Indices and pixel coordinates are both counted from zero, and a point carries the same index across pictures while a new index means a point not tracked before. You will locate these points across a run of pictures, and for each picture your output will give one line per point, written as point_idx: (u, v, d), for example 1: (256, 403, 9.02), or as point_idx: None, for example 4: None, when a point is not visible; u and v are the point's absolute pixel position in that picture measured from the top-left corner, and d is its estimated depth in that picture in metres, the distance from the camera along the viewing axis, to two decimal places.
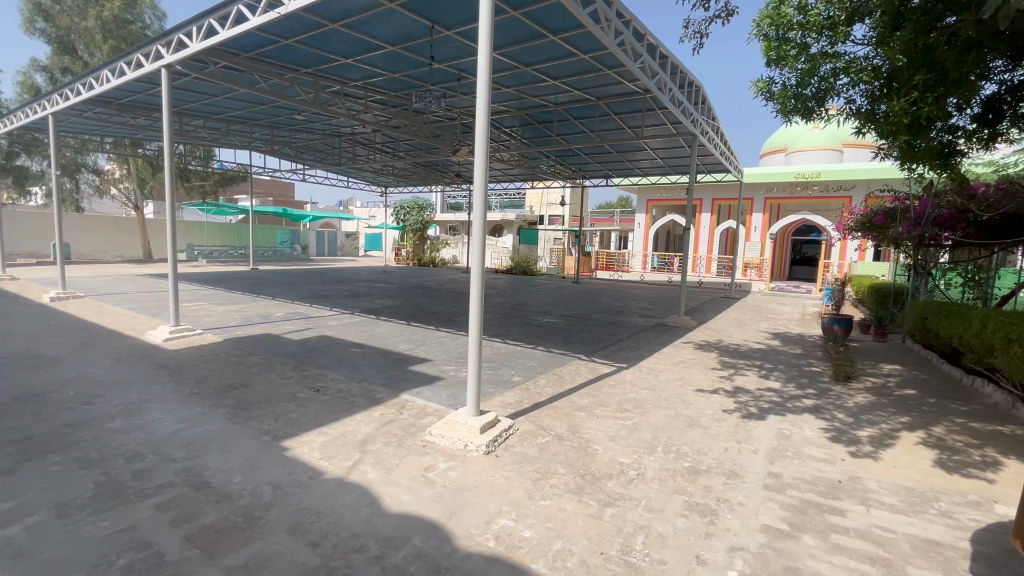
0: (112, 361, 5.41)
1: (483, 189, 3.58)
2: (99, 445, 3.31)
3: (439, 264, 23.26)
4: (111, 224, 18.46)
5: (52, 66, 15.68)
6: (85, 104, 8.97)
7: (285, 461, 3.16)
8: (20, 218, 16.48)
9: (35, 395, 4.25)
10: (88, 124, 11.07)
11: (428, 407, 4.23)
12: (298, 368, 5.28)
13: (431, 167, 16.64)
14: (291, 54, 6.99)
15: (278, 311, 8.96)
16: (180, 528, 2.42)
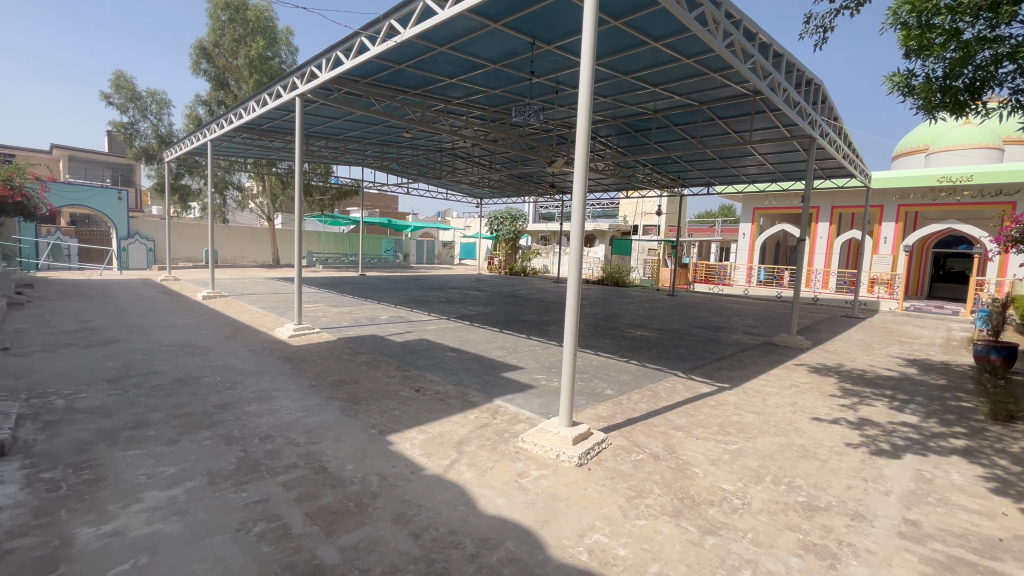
0: (248, 353, 6.22)
1: (583, 199, 3.59)
2: (238, 425, 3.82)
3: (530, 273, 23.61)
4: (249, 234, 21.29)
5: (210, 100, 18.51)
6: (235, 131, 10.48)
7: (389, 454, 3.40)
8: (183, 229, 19.65)
9: (192, 378, 5.02)
10: (235, 148, 12.89)
11: (520, 414, 4.30)
12: (401, 368, 5.65)
13: (525, 178, 17.00)
14: (403, 78, 7.59)
15: (383, 314, 9.69)
16: (303, 505, 2.70)
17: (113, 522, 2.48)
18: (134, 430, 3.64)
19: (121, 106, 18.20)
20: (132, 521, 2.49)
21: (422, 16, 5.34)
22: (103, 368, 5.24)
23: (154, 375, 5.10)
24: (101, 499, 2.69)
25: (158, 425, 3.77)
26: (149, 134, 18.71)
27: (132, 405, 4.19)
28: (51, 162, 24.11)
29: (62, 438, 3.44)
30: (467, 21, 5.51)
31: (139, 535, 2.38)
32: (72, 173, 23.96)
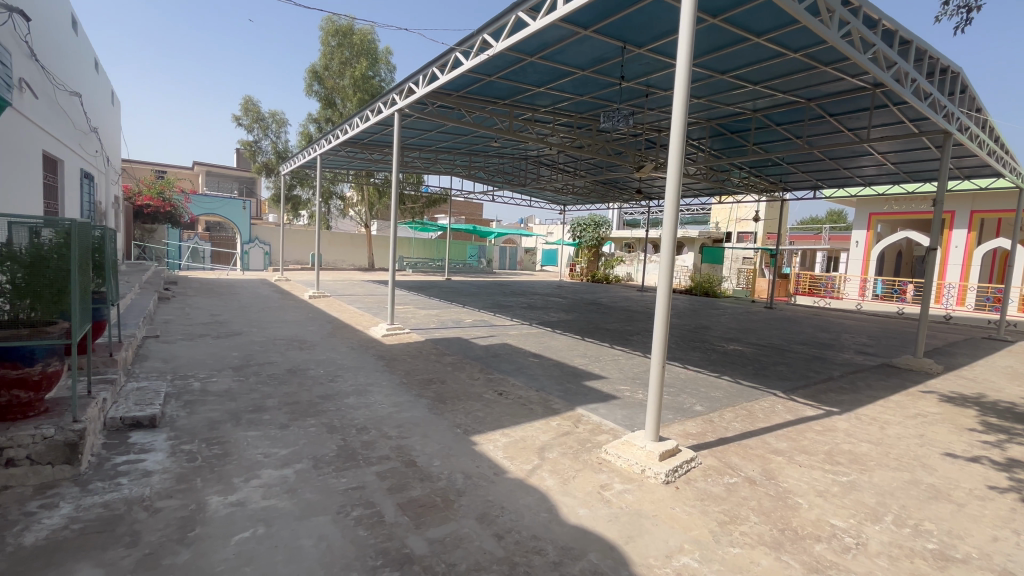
0: (347, 349, 6.74)
1: (675, 205, 3.45)
2: (339, 415, 4.14)
3: (614, 281, 23.27)
4: (349, 240, 23.11)
5: (320, 118, 20.38)
6: (341, 146, 11.44)
7: (474, 454, 3.50)
8: (294, 235, 21.84)
9: (300, 370, 5.53)
10: (340, 161, 14.09)
11: (603, 424, 4.21)
12: (485, 372, 5.79)
13: (610, 184, 16.70)
14: (493, 89, 7.83)
15: (468, 317, 10.01)
16: (395, 496, 2.86)
17: (237, 493, 2.81)
18: (253, 414, 4.09)
19: (248, 127, 20.70)
20: (252, 494, 2.80)
21: (514, 28, 5.47)
22: (229, 357, 5.96)
23: (269, 365, 5.71)
24: (228, 472, 3.06)
25: (272, 410, 4.21)
26: (269, 151, 21.06)
27: (251, 390, 4.72)
28: (193, 177, 28.01)
29: (198, 416, 3.97)
30: (558, 31, 5.56)
31: (257, 507, 2.67)
32: (208, 187, 27.66)
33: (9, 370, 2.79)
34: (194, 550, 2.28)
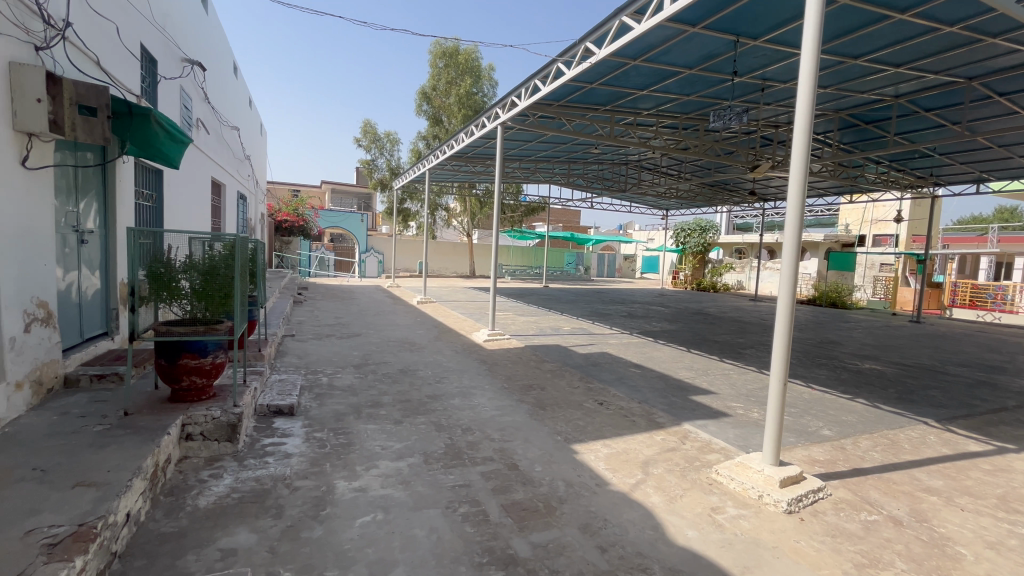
0: (452, 353, 7.10)
1: (799, 208, 3.15)
2: (446, 415, 4.38)
3: (721, 289, 21.72)
4: (452, 248, 24.37)
5: (428, 135, 21.77)
6: (448, 160, 12.14)
7: (575, 462, 3.48)
8: (405, 244, 23.59)
9: (411, 371, 5.94)
10: (447, 174, 14.93)
11: (713, 443, 3.95)
12: (584, 381, 5.73)
13: (719, 186, 15.66)
14: (594, 96, 7.80)
15: (566, 325, 10.00)
16: (499, 497, 2.95)
17: (360, 480, 3.09)
18: (372, 408, 4.49)
19: (367, 147, 22.81)
20: (372, 482, 3.06)
21: (618, 33, 5.40)
22: (351, 356, 6.60)
23: (384, 364, 6.22)
24: (352, 460, 3.38)
25: (387, 406, 4.58)
26: (383, 168, 23.00)
27: (370, 387, 5.17)
28: (321, 195, 31.57)
29: (327, 407, 4.45)
30: (664, 31, 5.38)
31: (377, 495, 2.92)
32: (333, 203, 30.99)
33: (190, 359, 3.37)
34: (326, 527, 2.56)
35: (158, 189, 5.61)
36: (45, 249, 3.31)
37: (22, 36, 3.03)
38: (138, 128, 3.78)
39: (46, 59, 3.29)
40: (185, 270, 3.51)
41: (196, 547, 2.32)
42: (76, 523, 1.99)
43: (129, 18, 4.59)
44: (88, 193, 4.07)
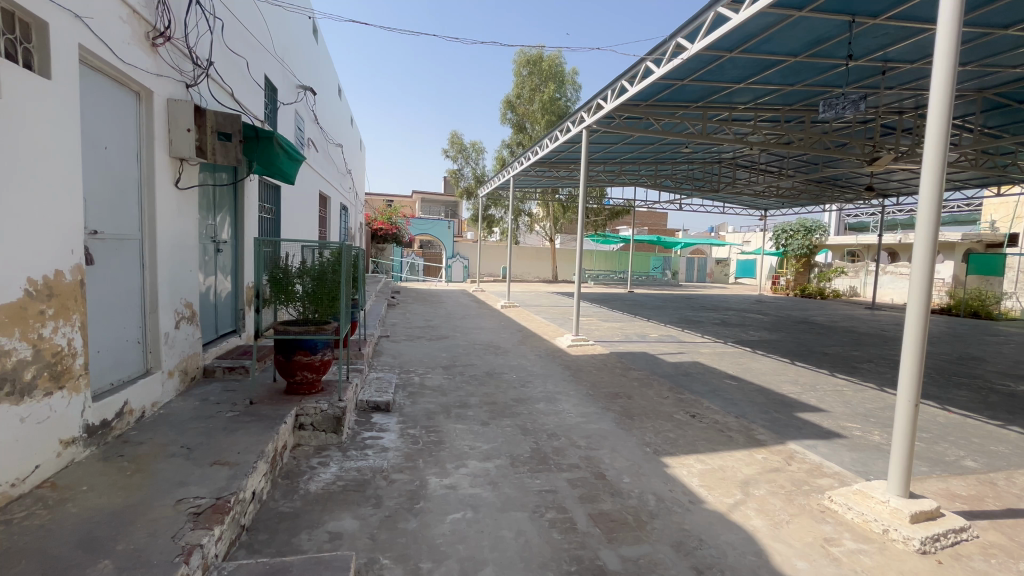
0: (536, 357, 7.14)
1: (935, 205, 2.77)
2: (531, 419, 4.41)
3: (831, 296, 19.64)
4: (535, 253, 24.56)
5: (512, 143, 22.16)
6: (531, 166, 12.27)
7: (666, 476, 3.33)
8: (490, 250, 24.22)
9: (497, 374, 6.06)
10: (530, 180, 15.09)
11: (824, 466, 3.58)
12: (674, 391, 5.46)
13: (828, 182, 14.21)
14: (685, 93, 7.46)
15: (653, 331, 9.63)
16: (586, 506, 2.90)
17: (450, 478, 3.21)
18: (460, 409, 4.65)
19: (454, 157, 23.72)
20: (461, 481, 3.17)
21: (713, 25, 5.12)
22: (440, 357, 6.89)
23: (471, 366, 6.42)
24: (443, 458, 3.52)
25: (475, 407, 4.72)
26: (469, 176, 23.84)
27: (457, 388, 5.36)
28: (411, 204, 33.44)
29: (419, 406, 4.68)
30: (765, 18, 5.01)
31: (466, 493, 3.01)
32: (423, 211, 32.70)
33: (302, 356, 3.72)
34: (420, 520, 2.68)
35: (276, 203, 6.29)
36: (191, 257, 3.84)
37: (177, 77, 3.57)
38: (263, 150, 4.27)
39: (195, 94, 3.85)
40: (299, 275, 3.89)
41: (308, 528, 2.54)
42: (215, 497, 2.28)
43: (256, 54, 5.22)
44: (223, 208, 4.66)
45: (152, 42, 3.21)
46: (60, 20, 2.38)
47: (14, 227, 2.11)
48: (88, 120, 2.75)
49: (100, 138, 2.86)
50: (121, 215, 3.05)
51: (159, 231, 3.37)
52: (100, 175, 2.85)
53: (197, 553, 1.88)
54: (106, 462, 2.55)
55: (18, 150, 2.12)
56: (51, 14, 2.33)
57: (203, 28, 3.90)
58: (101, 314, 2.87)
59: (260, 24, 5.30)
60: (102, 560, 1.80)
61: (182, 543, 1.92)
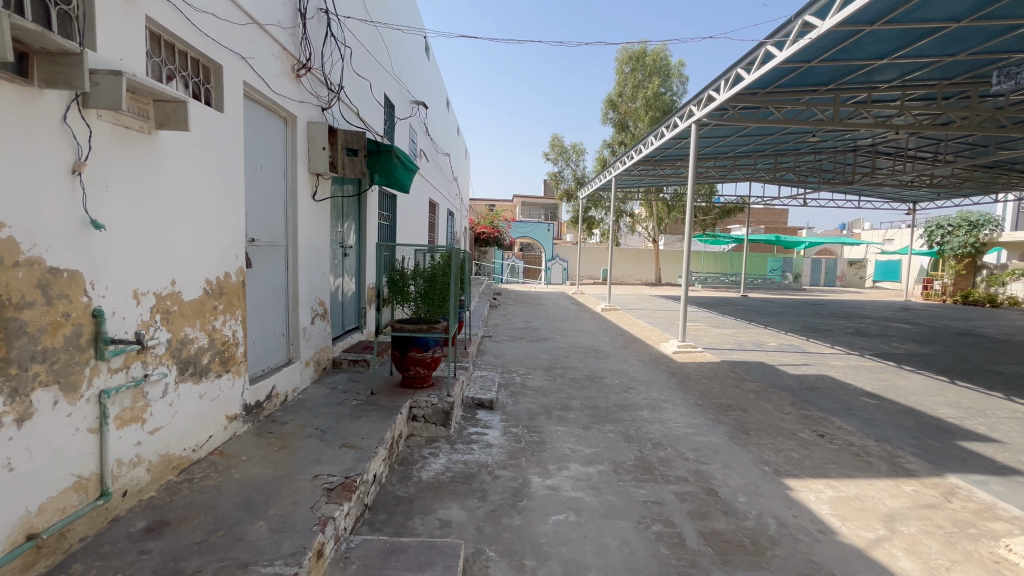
0: (639, 363, 6.90)
1: None
2: (636, 426, 4.27)
3: (1005, 304, 16.33)
4: (637, 255, 23.76)
5: (613, 143, 21.65)
6: (635, 165, 11.87)
7: (789, 500, 3.02)
8: (590, 252, 23.95)
9: (598, 378, 5.96)
10: (633, 180, 14.61)
11: (997, 507, 2.99)
12: (798, 406, 4.93)
13: (1002, 167, 11.84)
14: (812, 75, 6.72)
15: (771, 340, 8.80)
16: (697, 522, 2.74)
17: (553, 479, 3.23)
18: (562, 411, 4.66)
19: (554, 160, 23.76)
20: (564, 483, 3.17)
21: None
22: (541, 359, 6.96)
23: (572, 369, 6.39)
24: (545, 458, 3.55)
25: (576, 410, 4.69)
26: (570, 178, 23.75)
27: (559, 390, 5.38)
28: (511, 208, 34.14)
29: (521, 405, 4.78)
30: None
31: (568, 496, 3.01)
32: (523, 215, 33.32)
33: (416, 352, 3.99)
34: (524, 518, 2.74)
35: (392, 210, 6.83)
36: (323, 260, 4.33)
37: (315, 102, 4.05)
38: (384, 163, 4.67)
39: (328, 116, 4.33)
40: (413, 276, 4.18)
41: (421, 513, 2.72)
42: (344, 476, 2.54)
43: (378, 75, 5.72)
44: (349, 216, 5.19)
45: (297, 73, 3.68)
46: (231, 62, 2.84)
47: (196, 236, 2.55)
48: (249, 145, 3.24)
49: (258, 159, 3.35)
50: (272, 224, 3.54)
51: (300, 238, 3.85)
52: (258, 191, 3.33)
53: (331, 524, 2.11)
54: (259, 437, 2.97)
55: (200, 174, 2.56)
56: (225, 58, 2.79)
57: (336, 57, 4.37)
58: (257, 309, 3.35)
59: (381, 47, 5.80)
60: (258, 521, 2.10)
61: (319, 513, 2.17)
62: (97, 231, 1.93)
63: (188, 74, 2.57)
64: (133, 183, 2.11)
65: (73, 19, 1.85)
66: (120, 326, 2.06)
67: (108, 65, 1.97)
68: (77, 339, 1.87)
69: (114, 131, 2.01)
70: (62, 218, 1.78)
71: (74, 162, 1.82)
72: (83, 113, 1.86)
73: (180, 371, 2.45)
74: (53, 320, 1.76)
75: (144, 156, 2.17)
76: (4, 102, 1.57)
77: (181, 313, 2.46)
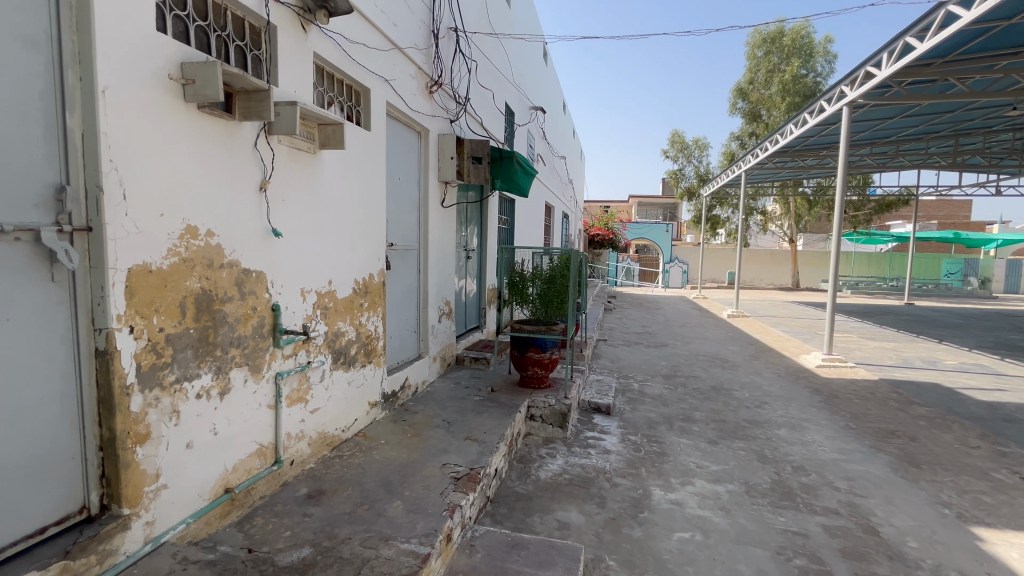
0: (774, 376, 6.23)
1: None
2: (771, 446, 3.86)
3: None
4: (770, 257, 21.49)
5: (743, 134, 19.87)
6: (769, 157, 10.76)
7: (980, 553, 2.48)
8: (714, 253, 22.27)
9: (725, 390, 5.51)
10: (767, 174, 13.23)
11: None
12: (990, 440, 4.04)
13: None
14: (1012, 35, 5.47)
15: (948, 358, 7.33)
16: (851, 564, 2.38)
17: (676, 493, 3.06)
18: (684, 422, 4.38)
19: (675, 157, 22.51)
20: (688, 499, 2.98)
21: None
22: (660, 366, 6.64)
23: (695, 378, 5.99)
24: (667, 470, 3.38)
25: (701, 423, 4.38)
26: (692, 176, 22.31)
27: (680, 400, 5.07)
28: (627, 209, 33.13)
29: (639, 413, 4.61)
30: None
31: (694, 513, 2.82)
32: (640, 215, 32.19)
33: (534, 353, 4.08)
34: (645, 530, 2.63)
35: (511, 214, 7.05)
36: (449, 262, 4.62)
37: (445, 115, 4.35)
38: (505, 169, 4.84)
39: (456, 128, 4.62)
40: (532, 278, 4.26)
41: (540, 512, 2.76)
42: (469, 467, 2.67)
43: (500, 85, 5.95)
44: (473, 221, 5.47)
45: (430, 90, 3.99)
46: (376, 85, 3.17)
47: (348, 241, 2.88)
48: (390, 159, 3.59)
49: (397, 171, 3.68)
50: (408, 229, 3.87)
51: (430, 242, 4.15)
52: (396, 200, 3.67)
53: (458, 511, 2.24)
54: (395, 424, 3.27)
55: (352, 186, 2.89)
56: (372, 82, 3.12)
57: (464, 71, 4.64)
58: (395, 307, 3.70)
59: (503, 58, 6.02)
60: (395, 500, 2.30)
61: (447, 500, 2.31)
62: (276, 238, 2.29)
63: (344, 100, 2.92)
64: (302, 197, 2.46)
65: (262, 61, 2.24)
66: (291, 319, 2.41)
67: (286, 97, 2.33)
68: (261, 328, 2.23)
69: (289, 153, 2.36)
70: (252, 228, 2.14)
71: (261, 180, 2.18)
72: (268, 139, 2.21)
73: (334, 360, 2.80)
74: (245, 312, 2.13)
75: (310, 173, 2.52)
76: (216, 135, 1.93)
77: (336, 309, 2.80)
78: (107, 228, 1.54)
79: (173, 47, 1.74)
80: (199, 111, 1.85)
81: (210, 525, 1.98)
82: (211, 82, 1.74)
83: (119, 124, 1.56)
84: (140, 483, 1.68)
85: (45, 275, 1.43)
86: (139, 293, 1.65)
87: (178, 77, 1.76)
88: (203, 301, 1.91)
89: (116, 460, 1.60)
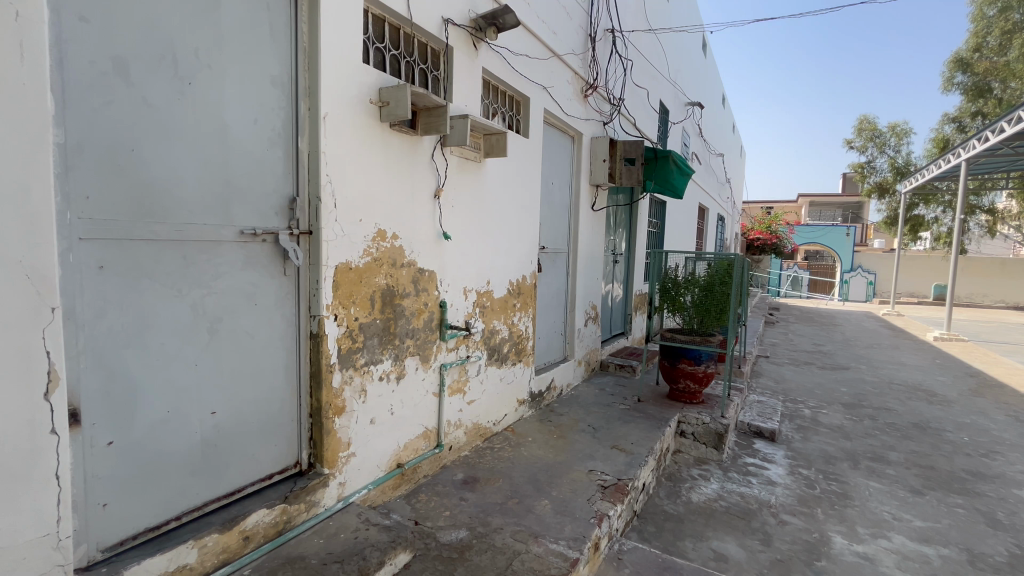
0: (1008, 419, 4.87)
1: None
2: (1007, 509, 3.01)
3: None
4: (1000, 267, 16.94)
5: (962, 115, 16.11)
6: (1006, 141, 8.44)
7: None
8: (913, 262, 18.43)
9: (932, 429, 4.48)
10: (1000, 162, 10.39)
11: None
12: None
13: None
14: None
15: None
16: None
17: (864, 546, 2.57)
18: (874, 462, 3.67)
19: (862, 147, 19.10)
20: (882, 555, 2.48)
21: None
22: (839, 392, 5.67)
23: (888, 411, 4.97)
24: (852, 516, 2.86)
25: (898, 466, 3.62)
26: (885, 169, 18.66)
27: (868, 435, 4.26)
28: (796, 210, 29.18)
29: (813, 444, 3.99)
30: None
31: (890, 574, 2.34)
32: (811, 217, 28.18)
33: (687, 364, 3.80)
34: None
35: (661, 217, 6.70)
36: (597, 266, 4.58)
37: (598, 118, 4.32)
38: (660, 169, 4.60)
39: (608, 130, 4.55)
40: (686, 284, 3.97)
41: (693, 538, 2.56)
42: (617, 477, 2.59)
43: (655, 82, 5.70)
44: (621, 225, 5.34)
45: (585, 93, 3.99)
46: (535, 93, 3.27)
47: (504, 243, 3.02)
48: (545, 164, 3.69)
49: (550, 176, 3.76)
50: (559, 233, 3.93)
51: (580, 245, 4.16)
52: (549, 204, 3.76)
53: (606, 521, 2.19)
54: (541, 423, 3.34)
55: (511, 191, 3.03)
56: (532, 91, 3.24)
57: (619, 71, 4.56)
58: (544, 309, 3.79)
59: (659, 53, 5.75)
60: (543, 498, 2.34)
61: (594, 507, 2.27)
62: (445, 240, 2.50)
63: (505, 110, 3.09)
64: (467, 203, 2.66)
65: (440, 81, 2.48)
66: (454, 315, 2.62)
67: (459, 111, 2.54)
68: (431, 322, 2.46)
69: (459, 163, 2.56)
70: (426, 231, 2.36)
71: (435, 188, 2.41)
72: (442, 151, 2.43)
73: (489, 356, 2.96)
74: (419, 307, 2.37)
75: (476, 181, 2.71)
76: (402, 149, 2.19)
77: (492, 308, 2.97)
78: (323, 231, 1.84)
79: (373, 75, 2.02)
80: (390, 130, 2.12)
81: (385, 493, 2.24)
82: (402, 103, 1.97)
83: (333, 143, 1.86)
84: (336, 448, 1.97)
85: (279, 270, 1.77)
86: (343, 287, 1.94)
87: (377, 101, 2.03)
88: (387, 295, 2.17)
89: (321, 426, 1.91)
